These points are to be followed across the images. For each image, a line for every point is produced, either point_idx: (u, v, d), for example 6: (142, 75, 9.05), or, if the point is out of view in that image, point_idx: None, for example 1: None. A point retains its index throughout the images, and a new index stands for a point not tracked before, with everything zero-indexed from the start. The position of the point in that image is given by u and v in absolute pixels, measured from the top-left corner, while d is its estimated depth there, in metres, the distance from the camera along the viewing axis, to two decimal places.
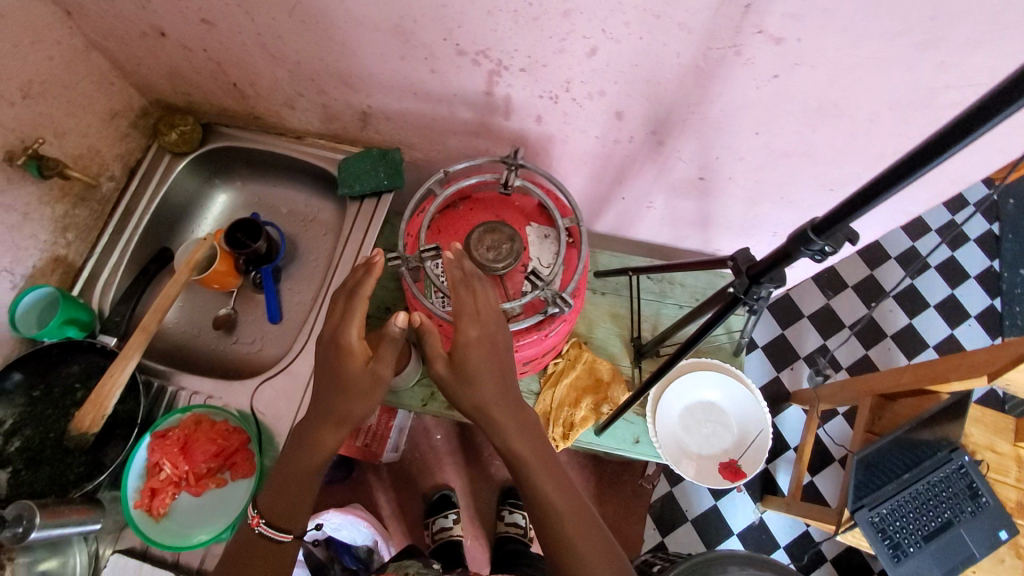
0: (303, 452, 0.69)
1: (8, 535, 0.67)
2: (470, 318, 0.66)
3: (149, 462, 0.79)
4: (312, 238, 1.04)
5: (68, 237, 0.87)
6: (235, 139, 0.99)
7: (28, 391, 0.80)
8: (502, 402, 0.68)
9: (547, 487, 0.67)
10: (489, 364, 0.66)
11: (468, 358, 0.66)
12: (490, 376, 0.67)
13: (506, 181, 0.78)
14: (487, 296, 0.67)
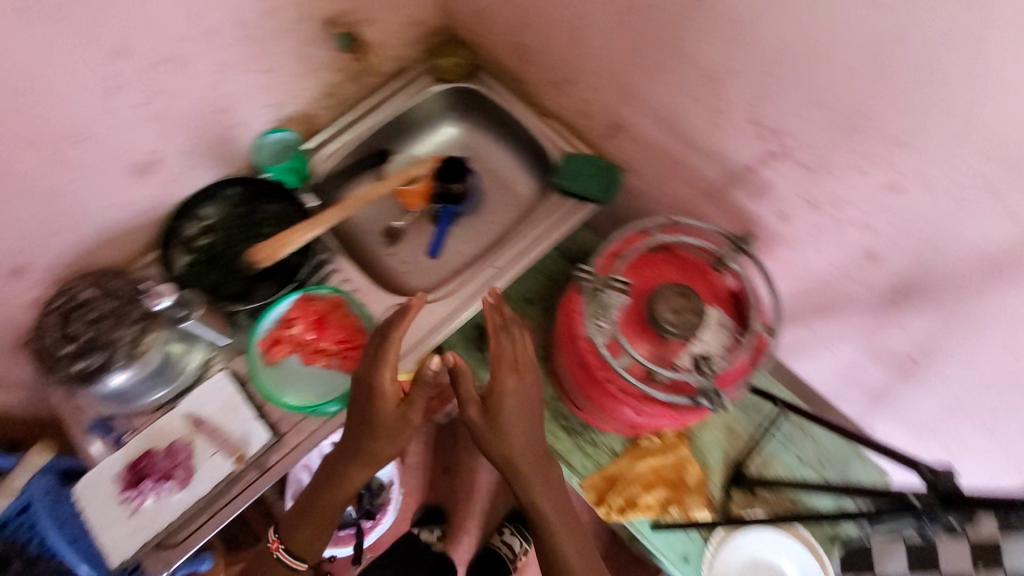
0: (329, 489, 0.74)
1: (170, 311, 0.76)
2: (507, 366, 0.72)
3: (287, 315, 0.86)
4: (499, 204, 1.07)
5: (329, 102, 0.96)
6: (489, 89, 1.04)
7: (233, 207, 0.90)
8: (529, 454, 0.71)
9: (560, 536, 0.71)
10: (523, 414, 0.71)
11: (504, 409, 0.70)
12: (521, 427, 0.71)
13: (721, 259, 0.75)
14: (524, 341, 0.75)
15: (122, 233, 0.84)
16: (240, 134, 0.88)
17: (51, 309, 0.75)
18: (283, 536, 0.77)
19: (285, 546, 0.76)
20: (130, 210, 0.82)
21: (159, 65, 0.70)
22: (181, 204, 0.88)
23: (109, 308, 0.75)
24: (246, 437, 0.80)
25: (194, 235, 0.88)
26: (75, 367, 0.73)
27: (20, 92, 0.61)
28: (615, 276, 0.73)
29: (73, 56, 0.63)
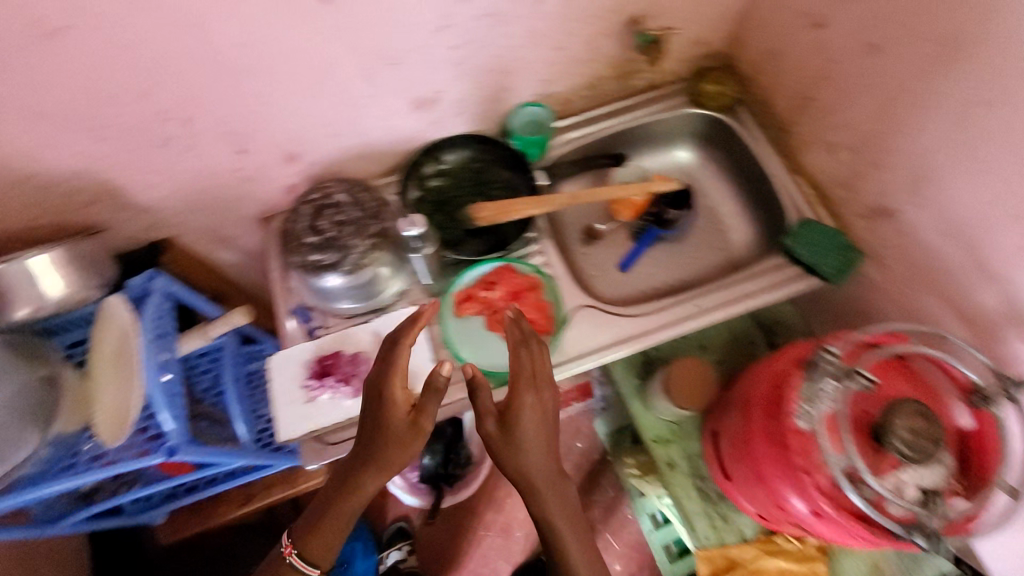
0: (342, 496, 0.69)
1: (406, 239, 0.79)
2: (525, 381, 0.66)
3: (488, 276, 0.87)
4: (706, 242, 1.04)
5: (590, 93, 0.97)
6: (743, 128, 1.00)
7: (470, 161, 0.94)
8: (543, 472, 0.67)
9: (569, 541, 0.70)
10: (540, 426, 0.66)
11: (523, 429, 0.65)
12: (538, 444, 0.66)
13: (985, 398, 0.66)
14: (543, 356, 0.69)
15: (377, 153, 0.90)
16: (506, 98, 0.91)
17: (307, 201, 0.83)
18: (296, 539, 0.72)
19: (298, 551, 0.72)
20: (393, 135, 0.88)
21: (484, 18, 0.74)
22: (430, 144, 0.93)
23: (353, 216, 0.82)
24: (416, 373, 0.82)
25: (429, 175, 0.93)
26: (310, 257, 0.80)
27: (376, 11, 0.67)
28: (865, 369, 0.65)
29: None
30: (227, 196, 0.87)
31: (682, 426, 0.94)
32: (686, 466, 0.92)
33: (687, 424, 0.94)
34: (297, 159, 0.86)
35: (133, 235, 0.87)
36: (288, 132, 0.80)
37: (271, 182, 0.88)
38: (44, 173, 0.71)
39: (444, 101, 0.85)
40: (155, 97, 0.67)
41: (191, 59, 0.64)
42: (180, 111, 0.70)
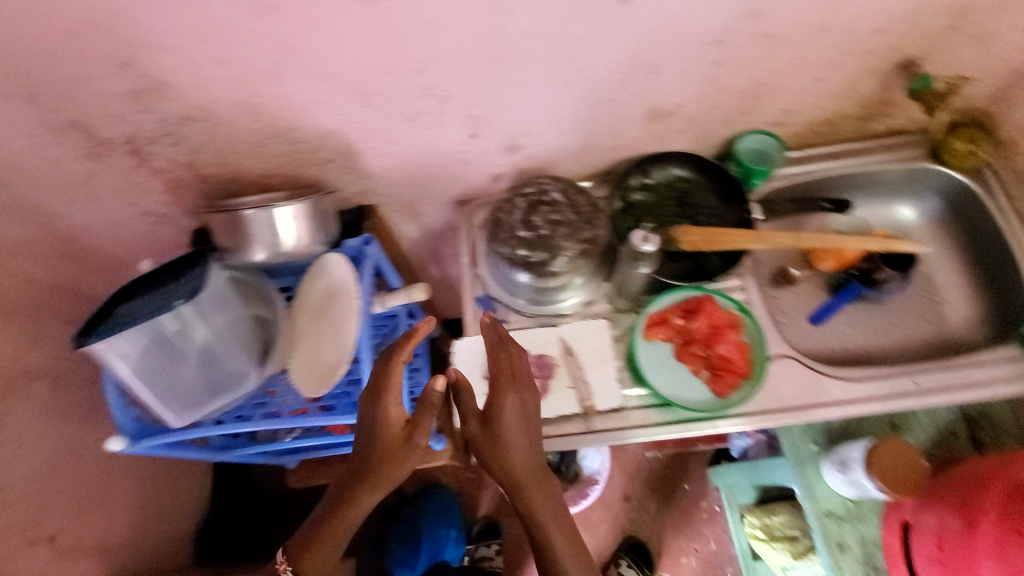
0: (337, 509, 0.70)
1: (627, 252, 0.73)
2: (506, 381, 0.67)
3: (690, 304, 0.81)
4: (912, 311, 0.95)
5: (821, 130, 0.90)
6: (989, 197, 0.89)
7: (678, 181, 0.90)
8: (530, 472, 0.65)
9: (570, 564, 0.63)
10: (518, 418, 0.66)
11: (499, 417, 0.65)
12: (522, 446, 0.65)
13: None
14: (522, 361, 0.70)
15: (589, 157, 0.88)
16: (737, 123, 0.86)
17: (521, 194, 0.82)
18: (294, 557, 0.72)
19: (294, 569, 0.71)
20: (613, 142, 0.86)
21: (761, 39, 0.69)
22: (642, 157, 0.90)
23: (567, 218, 0.80)
24: (599, 389, 0.78)
25: (633, 188, 0.90)
26: (518, 251, 0.79)
27: (655, 20, 0.65)
28: None
29: (723, 6, 0.64)
30: (439, 174, 0.89)
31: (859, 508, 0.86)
32: (858, 552, 0.84)
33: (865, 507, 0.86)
34: (516, 150, 0.85)
35: (346, 195, 0.90)
36: (521, 124, 0.79)
37: (482, 168, 0.88)
38: (297, 129, 0.75)
39: (677, 117, 0.82)
40: (427, 73, 0.68)
41: (465, 44, 0.65)
42: (441, 89, 0.71)
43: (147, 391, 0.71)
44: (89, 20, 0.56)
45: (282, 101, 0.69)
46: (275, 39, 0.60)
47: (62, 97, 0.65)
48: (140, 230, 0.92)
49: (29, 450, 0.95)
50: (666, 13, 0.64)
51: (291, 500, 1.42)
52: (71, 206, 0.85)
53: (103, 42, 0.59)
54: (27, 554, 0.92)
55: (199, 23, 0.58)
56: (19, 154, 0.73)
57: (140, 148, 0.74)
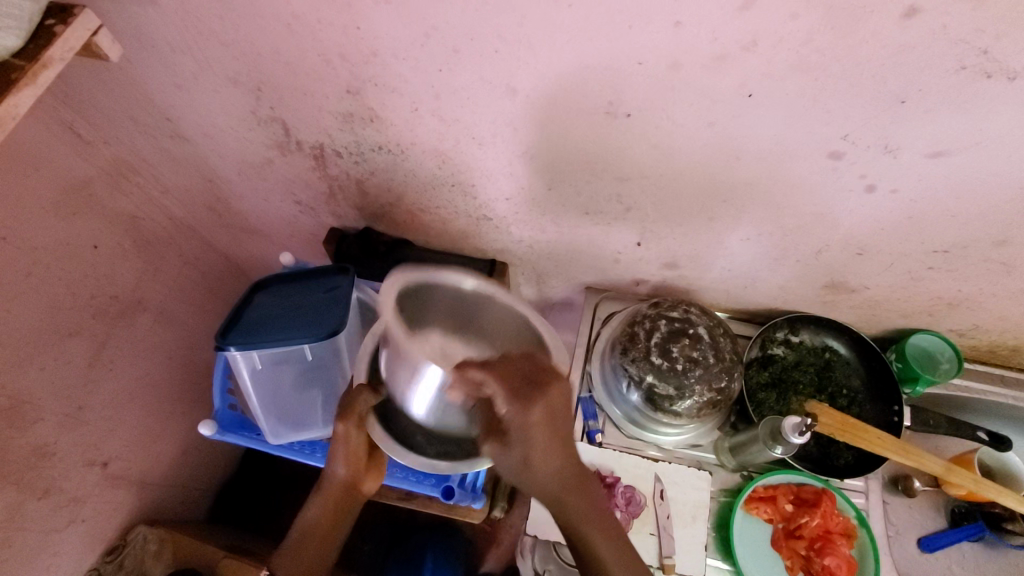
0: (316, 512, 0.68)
1: (768, 429, 0.70)
2: (539, 399, 0.50)
3: (809, 499, 0.74)
4: None
5: (1001, 352, 0.80)
6: None
7: (826, 352, 0.82)
8: (563, 448, 0.52)
9: (589, 531, 0.55)
10: (551, 429, 0.50)
11: (528, 433, 0.50)
12: (563, 432, 0.51)
13: None
14: (549, 375, 0.52)
15: (743, 298, 0.83)
16: (916, 319, 0.78)
17: (666, 316, 0.78)
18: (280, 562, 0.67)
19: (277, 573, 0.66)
20: (775, 294, 0.79)
21: (994, 262, 0.62)
22: (797, 314, 0.82)
23: (707, 360, 0.75)
24: (681, 551, 0.73)
25: (776, 340, 0.83)
26: (647, 378, 0.75)
27: (889, 214, 0.59)
28: None
29: (973, 224, 0.58)
30: (584, 262, 0.85)
31: None
32: None
33: None
34: (672, 268, 0.80)
35: (484, 248, 0.88)
36: (693, 251, 0.74)
37: (629, 271, 0.84)
38: (470, 187, 0.73)
39: (857, 296, 0.75)
40: (628, 184, 0.65)
41: (679, 174, 0.61)
42: (634, 198, 0.67)
43: (256, 397, 0.76)
44: (341, 51, 0.57)
45: (473, 162, 0.68)
46: (501, 114, 0.59)
47: (281, 97, 0.65)
48: (286, 213, 0.94)
49: (117, 377, 0.98)
50: (905, 213, 0.58)
51: (313, 487, 1.41)
52: (236, 175, 0.87)
53: (343, 69, 0.59)
54: (80, 474, 0.94)
55: (438, 80, 0.57)
56: (217, 123, 0.74)
57: (323, 155, 0.75)
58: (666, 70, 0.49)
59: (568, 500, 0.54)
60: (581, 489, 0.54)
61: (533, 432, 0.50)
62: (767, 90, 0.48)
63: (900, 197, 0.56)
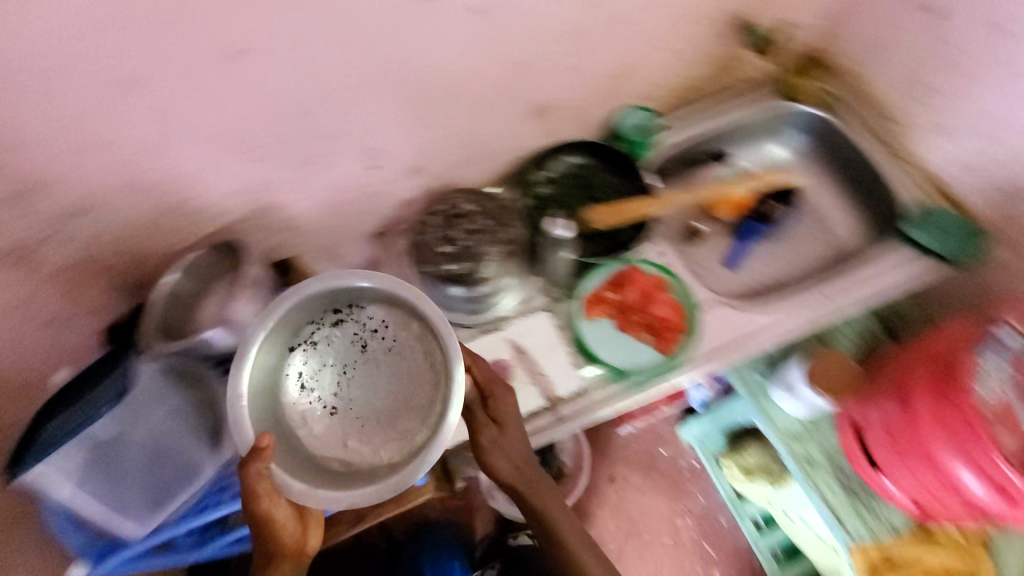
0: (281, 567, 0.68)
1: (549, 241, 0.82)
2: (495, 397, 0.74)
3: (615, 279, 0.87)
4: (810, 238, 1.03)
5: (689, 93, 0.98)
6: (841, 121, 1.00)
7: (576, 169, 0.96)
8: (517, 449, 0.73)
9: (561, 524, 0.76)
10: (516, 428, 0.74)
11: (505, 430, 0.73)
12: (518, 429, 0.74)
13: None
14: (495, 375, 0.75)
15: (493, 163, 0.92)
16: (617, 102, 0.92)
17: (435, 212, 0.85)
18: None
19: None
20: (510, 144, 0.89)
21: (612, 21, 0.76)
22: (539, 152, 0.94)
23: (485, 223, 0.85)
24: (558, 378, 0.83)
25: (538, 183, 0.95)
26: (448, 266, 0.81)
27: (518, 20, 0.69)
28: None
29: None
30: (353, 212, 0.89)
31: (816, 421, 0.92)
32: (824, 461, 0.90)
33: (820, 419, 0.91)
34: (421, 171, 0.86)
35: (263, 254, 0.88)
36: (420, 144, 0.81)
37: (392, 196, 0.89)
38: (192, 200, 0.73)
39: (562, 107, 0.87)
40: (316, 114, 0.69)
41: (345, 76, 0.66)
42: (334, 124, 0.71)
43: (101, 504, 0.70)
44: None
45: (172, 174, 0.67)
46: (150, 113, 0.59)
47: None
48: None
49: None
50: (527, 14, 0.69)
51: None
52: None
53: None
54: None
55: None
56: None
57: None
58: None
59: (531, 494, 0.75)
60: (544, 490, 0.76)
61: (498, 441, 0.73)
62: None
63: (508, 4, 0.66)
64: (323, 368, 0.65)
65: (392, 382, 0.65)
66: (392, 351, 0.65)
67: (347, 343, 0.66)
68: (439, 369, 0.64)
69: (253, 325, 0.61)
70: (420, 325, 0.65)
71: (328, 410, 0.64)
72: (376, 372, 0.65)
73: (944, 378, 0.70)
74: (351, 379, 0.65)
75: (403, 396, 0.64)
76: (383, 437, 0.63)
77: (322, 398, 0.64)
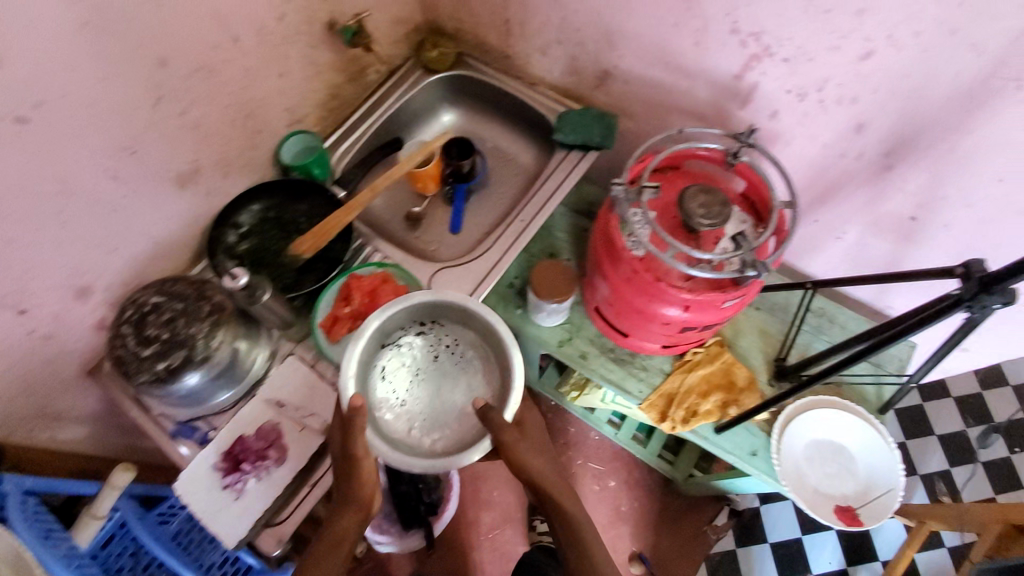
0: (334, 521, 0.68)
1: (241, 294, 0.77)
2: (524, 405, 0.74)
3: (341, 295, 0.89)
4: (506, 176, 1.15)
5: (335, 102, 1.03)
6: (475, 71, 1.12)
7: (265, 213, 0.96)
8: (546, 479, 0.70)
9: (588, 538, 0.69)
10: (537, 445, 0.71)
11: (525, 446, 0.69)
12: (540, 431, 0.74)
13: (734, 154, 0.81)
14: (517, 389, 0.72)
15: (173, 249, 0.88)
16: (265, 138, 0.93)
17: (122, 322, 0.77)
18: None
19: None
20: (177, 223, 0.86)
21: (191, 75, 0.75)
22: (217, 215, 0.92)
23: (179, 307, 0.78)
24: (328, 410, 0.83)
25: (234, 243, 0.93)
26: (157, 368, 0.75)
27: (78, 111, 0.66)
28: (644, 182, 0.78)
29: (129, 65, 0.68)
30: (36, 370, 0.79)
31: (573, 320, 1.04)
32: (594, 347, 1.02)
33: (576, 317, 1.04)
34: (92, 293, 0.80)
35: None
36: (64, 270, 0.74)
37: (74, 333, 0.81)
38: None
39: (207, 166, 0.86)
40: None
41: None
42: None
43: None
44: None
45: None
46: None
47: None
48: None
49: None
50: (84, 103, 0.65)
51: None
52: None
53: None
54: None
55: None
56: None
57: None
58: None
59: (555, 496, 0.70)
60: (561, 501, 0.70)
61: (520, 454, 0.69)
62: None
63: (52, 106, 0.63)
64: (402, 408, 0.67)
65: (457, 386, 0.69)
66: (461, 356, 0.70)
67: (427, 360, 0.69)
68: (495, 386, 0.69)
69: (375, 315, 0.66)
70: (482, 337, 0.70)
71: (398, 405, 0.67)
72: (439, 386, 0.68)
73: (606, 244, 0.84)
74: (422, 381, 0.68)
75: (465, 396, 0.68)
76: (436, 431, 0.66)
77: (394, 396, 0.67)
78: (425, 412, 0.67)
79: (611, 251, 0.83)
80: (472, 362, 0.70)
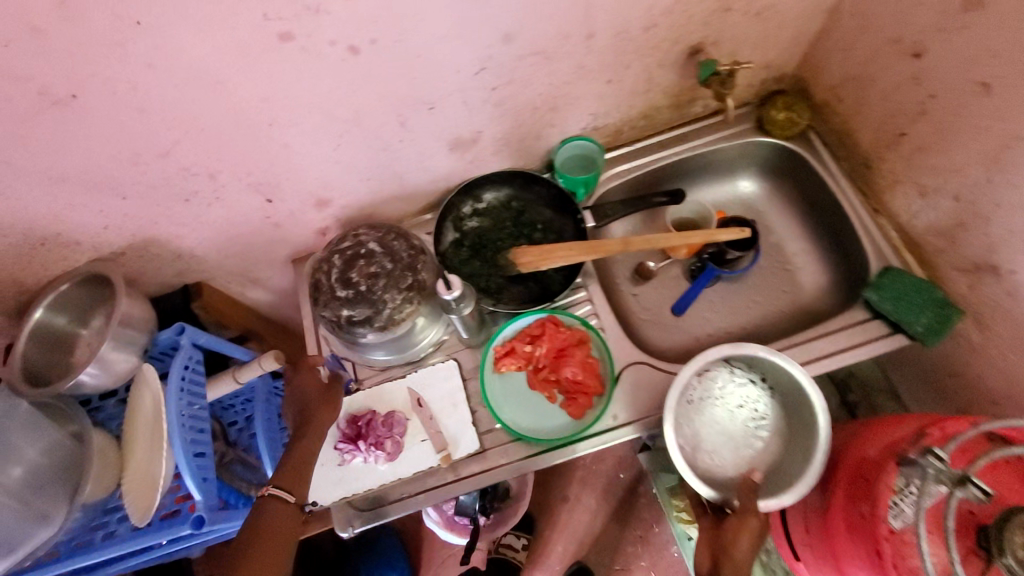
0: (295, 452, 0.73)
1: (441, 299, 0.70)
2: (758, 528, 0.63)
3: (532, 330, 0.80)
4: (770, 285, 0.94)
5: (642, 122, 0.88)
6: (814, 157, 0.90)
7: (509, 200, 0.88)
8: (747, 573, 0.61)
9: None
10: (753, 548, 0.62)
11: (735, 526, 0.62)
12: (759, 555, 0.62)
13: None
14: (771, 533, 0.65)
15: (413, 194, 0.84)
16: (553, 132, 0.83)
17: (338, 250, 0.78)
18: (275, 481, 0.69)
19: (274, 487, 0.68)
20: (429, 176, 0.82)
21: (526, 57, 0.67)
22: (467, 182, 0.86)
23: (387, 267, 0.77)
24: (455, 439, 0.77)
25: (466, 215, 0.87)
26: (341, 312, 0.75)
27: (405, 58, 0.61)
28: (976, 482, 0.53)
29: (470, 32, 0.60)
30: (260, 244, 0.82)
31: None
32: None
33: None
34: (329, 203, 0.79)
35: (163, 282, 0.83)
36: (320, 180, 0.74)
37: (300, 228, 0.82)
38: (56, 237, 0.67)
39: (486, 139, 0.79)
40: (177, 155, 0.62)
41: (203, 119, 0.59)
42: (203, 166, 0.65)
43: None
44: None
45: (28, 215, 0.63)
46: None
47: None
48: None
49: None
50: (415, 53, 0.60)
51: None
52: None
53: None
54: None
55: None
56: None
57: None
58: (33, 40, 0.47)
59: None
60: None
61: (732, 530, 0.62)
62: (150, 14, 0.47)
63: (387, 45, 0.58)
64: (690, 404, 0.73)
65: (733, 436, 0.73)
66: (751, 429, 0.73)
67: (736, 403, 0.74)
68: (763, 473, 0.71)
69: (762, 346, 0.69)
70: (790, 435, 0.72)
71: (691, 400, 0.73)
72: (721, 423, 0.73)
73: (863, 494, 0.62)
74: (716, 409, 0.74)
75: (732, 449, 0.72)
76: (691, 441, 0.72)
77: (693, 396, 0.74)
78: (696, 423, 0.73)
79: (867, 509, 0.60)
80: (755, 441, 0.72)
